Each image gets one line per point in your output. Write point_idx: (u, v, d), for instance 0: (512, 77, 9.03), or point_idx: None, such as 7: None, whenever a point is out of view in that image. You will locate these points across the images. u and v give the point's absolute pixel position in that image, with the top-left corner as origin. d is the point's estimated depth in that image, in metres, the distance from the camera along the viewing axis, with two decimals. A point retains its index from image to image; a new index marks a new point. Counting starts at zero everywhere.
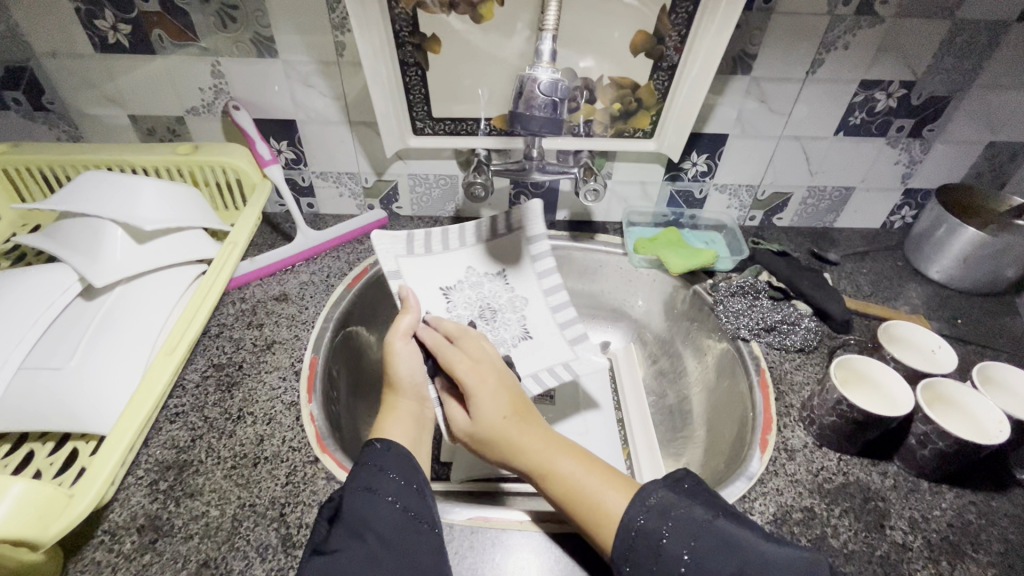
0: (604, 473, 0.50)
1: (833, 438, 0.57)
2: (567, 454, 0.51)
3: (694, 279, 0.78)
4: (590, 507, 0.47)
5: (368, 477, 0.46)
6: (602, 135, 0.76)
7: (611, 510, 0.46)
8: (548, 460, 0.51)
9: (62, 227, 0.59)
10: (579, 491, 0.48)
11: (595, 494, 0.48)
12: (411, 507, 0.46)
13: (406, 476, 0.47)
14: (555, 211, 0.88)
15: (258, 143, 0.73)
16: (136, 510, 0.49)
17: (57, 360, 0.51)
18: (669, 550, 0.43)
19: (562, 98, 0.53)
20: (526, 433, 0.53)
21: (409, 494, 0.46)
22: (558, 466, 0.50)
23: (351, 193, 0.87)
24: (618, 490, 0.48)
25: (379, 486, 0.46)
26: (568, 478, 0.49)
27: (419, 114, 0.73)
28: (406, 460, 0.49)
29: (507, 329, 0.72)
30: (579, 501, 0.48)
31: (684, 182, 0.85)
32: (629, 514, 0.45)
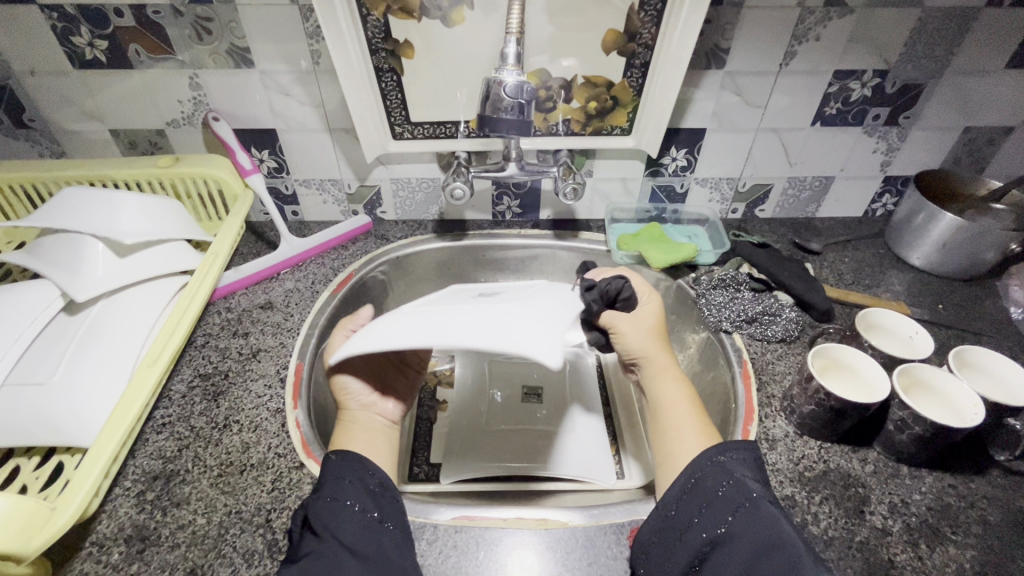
0: (701, 419, 0.55)
1: (813, 426, 0.58)
2: (682, 383, 0.59)
3: (677, 273, 0.79)
4: (675, 429, 0.55)
5: (333, 485, 0.47)
6: (580, 133, 0.76)
7: (689, 446, 0.53)
8: (664, 381, 0.60)
9: (43, 244, 0.60)
10: (678, 420, 0.55)
11: (688, 427, 0.54)
12: (377, 511, 0.47)
13: (371, 483, 0.48)
14: (538, 210, 0.89)
15: (239, 153, 0.74)
16: (124, 520, 0.50)
17: (41, 375, 0.51)
18: (710, 517, 0.45)
19: (528, 100, 0.54)
20: (667, 363, 0.62)
21: (373, 500, 0.47)
22: (671, 392, 0.58)
23: (334, 200, 0.87)
24: (700, 433, 0.54)
25: (346, 495, 0.47)
26: (676, 400, 0.57)
27: (397, 119, 0.74)
28: (367, 465, 0.50)
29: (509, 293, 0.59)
30: (674, 419, 0.56)
31: (665, 177, 0.85)
32: (690, 467, 0.48)
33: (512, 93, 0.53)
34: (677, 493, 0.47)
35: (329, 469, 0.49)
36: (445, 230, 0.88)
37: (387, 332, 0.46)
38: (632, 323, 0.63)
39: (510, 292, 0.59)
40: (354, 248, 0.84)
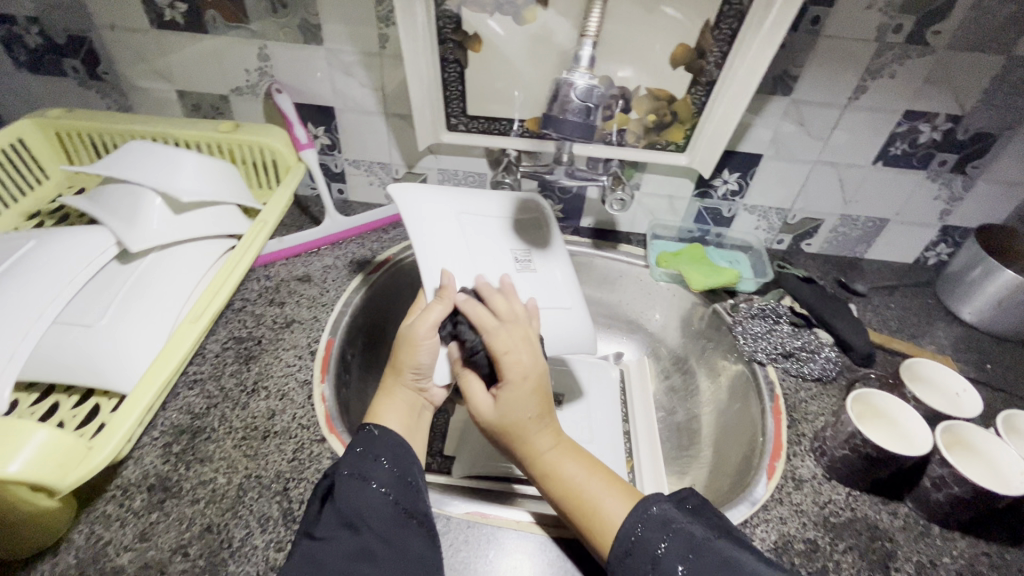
0: (609, 478, 0.51)
1: (841, 472, 0.56)
2: (573, 458, 0.53)
3: (714, 297, 0.77)
4: (590, 508, 0.48)
5: (363, 465, 0.47)
6: (633, 145, 0.76)
7: (613, 511, 0.48)
8: (553, 458, 0.52)
9: (105, 191, 0.61)
10: (581, 499, 0.49)
11: (596, 497, 0.49)
12: (402, 499, 0.47)
13: (400, 467, 0.48)
14: (580, 217, 0.89)
15: (297, 126, 0.75)
16: (148, 469, 0.51)
17: (89, 319, 0.53)
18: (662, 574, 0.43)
19: (597, 104, 0.53)
20: (538, 432, 0.53)
21: (400, 485, 0.47)
22: (563, 470, 0.52)
23: (380, 182, 0.88)
24: (619, 497, 0.49)
25: (372, 475, 0.47)
26: (571, 479, 0.51)
27: (454, 111, 0.74)
28: (401, 449, 0.50)
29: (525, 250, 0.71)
30: (580, 501, 0.49)
31: (713, 200, 0.84)
32: (627, 523, 0.46)
33: (582, 96, 0.53)
34: (622, 553, 0.45)
35: (365, 446, 0.49)
36: None
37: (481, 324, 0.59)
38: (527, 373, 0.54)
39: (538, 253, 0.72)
40: (394, 233, 0.85)
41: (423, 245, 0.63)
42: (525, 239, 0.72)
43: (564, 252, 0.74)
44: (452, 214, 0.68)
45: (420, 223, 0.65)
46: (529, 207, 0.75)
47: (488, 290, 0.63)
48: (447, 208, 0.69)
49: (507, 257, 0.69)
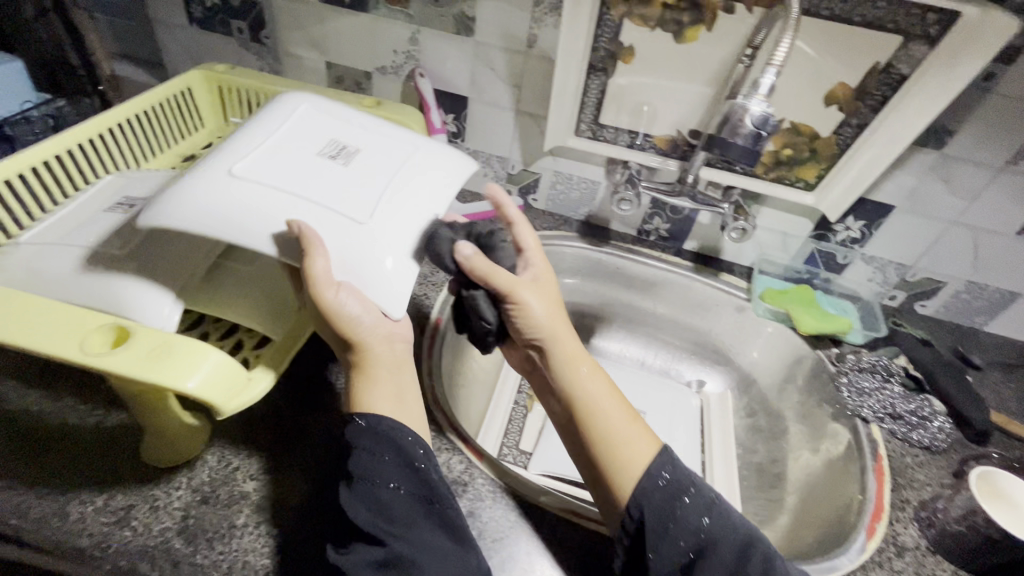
0: (631, 417, 0.54)
1: (952, 549, 0.53)
2: (599, 373, 0.57)
3: (818, 343, 0.76)
4: (619, 441, 0.52)
5: (365, 464, 0.45)
6: (759, 176, 0.75)
7: (639, 446, 0.51)
8: (571, 380, 0.56)
9: None
10: (605, 423, 0.53)
11: (620, 429, 0.53)
12: (415, 489, 0.45)
13: (404, 455, 0.46)
14: (684, 239, 0.88)
15: (434, 111, 0.81)
16: (272, 407, 0.55)
17: (243, 261, 0.57)
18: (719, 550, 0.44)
19: (767, 132, 0.56)
20: (558, 347, 0.57)
21: (411, 476, 0.46)
22: (586, 388, 0.56)
23: (494, 175, 0.90)
24: (643, 439, 0.52)
25: (382, 474, 0.45)
26: (594, 398, 0.55)
27: (586, 117, 0.75)
28: (391, 436, 0.47)
29: (310, 146, 0.50)
30: (601, 423, 0.53)
31: (830, 244, 0.81)
32: (654, 467, 0.49)
33: (756, 126, 0.56)
34: (671, 510, 0.46)
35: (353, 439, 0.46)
36: (588, 233, 0.90)
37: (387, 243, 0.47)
38: (530, 290, 0.55)
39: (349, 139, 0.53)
40: None
41: (256, 237, 0.44)
42: (317, 133, 0.52)
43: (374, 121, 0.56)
44: (222, 176, 0.46)
45: (227, 216, 0.44)
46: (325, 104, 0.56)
47: (360, 189, 0.48)
48: (215, 171, 0.47)
49: (320, 162, 0.49)
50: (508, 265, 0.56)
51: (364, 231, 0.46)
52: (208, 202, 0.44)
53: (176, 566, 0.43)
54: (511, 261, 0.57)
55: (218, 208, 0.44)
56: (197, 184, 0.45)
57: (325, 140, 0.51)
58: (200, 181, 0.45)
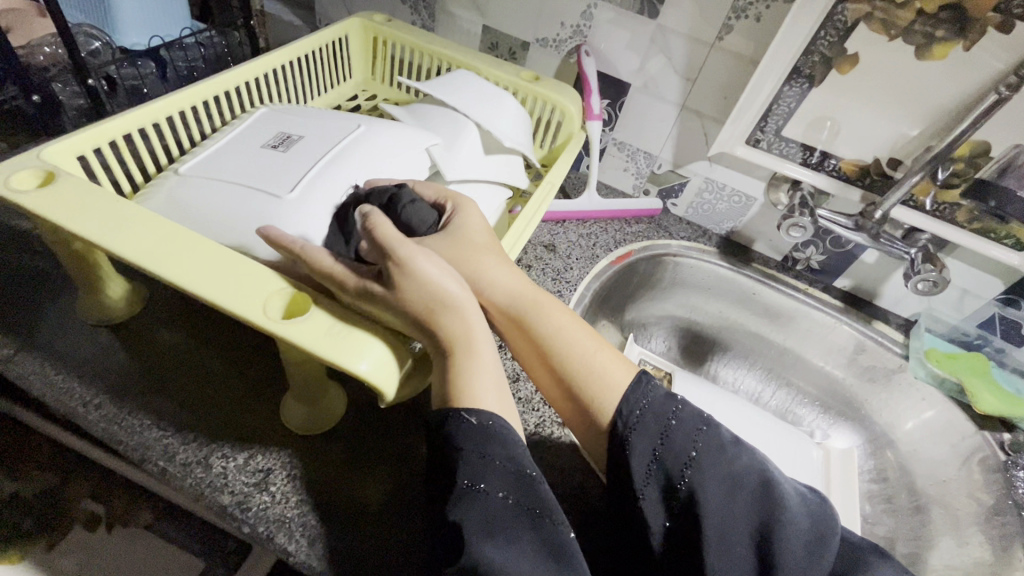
0: (598, 343, 0.48)
1: None
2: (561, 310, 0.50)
3: (986, 423, 0.67)
4: (585, 371, 0.46)
5: (469, 469, 0.37)
6: (959, 224, 0.65)
7: (612, 376, 0.46)
8: (527, 312, 0.49)
9: (426, 109, 0.63)
10: (573, 354, 0.47)
11: (588, 361, 0.46)
12: (524, 501, 0.37)
13: (513, 461, 0.38)
14: (836, 276, 0.79)
15: (595, 96, 0.73)
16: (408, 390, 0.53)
17: None
18: (728, 488, 0.38)
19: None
20: (498, 292, 0.49)
21: (521, 486, 0.38)
22: (540, 325, 0.49)
23: (635, 172, 0.84)
24: (612, 363, 0.47)
25: (487, 481, 0.37)
26: (549, 335, 0.48)
27: (767, 126, 0.68)
28: (493, 436, 0.39)
29: (268, 140, 0.54)
30: (572, 365, 0.47)
31: (1019, 312, 0.70)
32: (631, 394, 0.43)
33: None
34: (656, 443, 0.40)
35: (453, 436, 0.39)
36: (728, 250, 0.82)
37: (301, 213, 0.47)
38: (449, 244, 0.48)
39: (311, 134, 0.55)
40: (635, 227, 0.81)
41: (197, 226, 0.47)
42: (283, 128, 0.56)
43: (340, 116, 0.58)
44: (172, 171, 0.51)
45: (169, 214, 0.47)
46: (283, 108, 0.61)
47: (290, 172, 0.50)
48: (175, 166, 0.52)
49: (261, 151, 0.53)
50: (424, 229, 0.49)
51: (286, 202, 0.47)
52: (173, 199, 0.48)
53: (312, 544, 0.42)
54: (428, 217, 0.49)
55: (163, 206, 0.48)
56: (168, 185, 0.50)
57: (274, 134, 0.55)
58: (169, 181, 0.50)
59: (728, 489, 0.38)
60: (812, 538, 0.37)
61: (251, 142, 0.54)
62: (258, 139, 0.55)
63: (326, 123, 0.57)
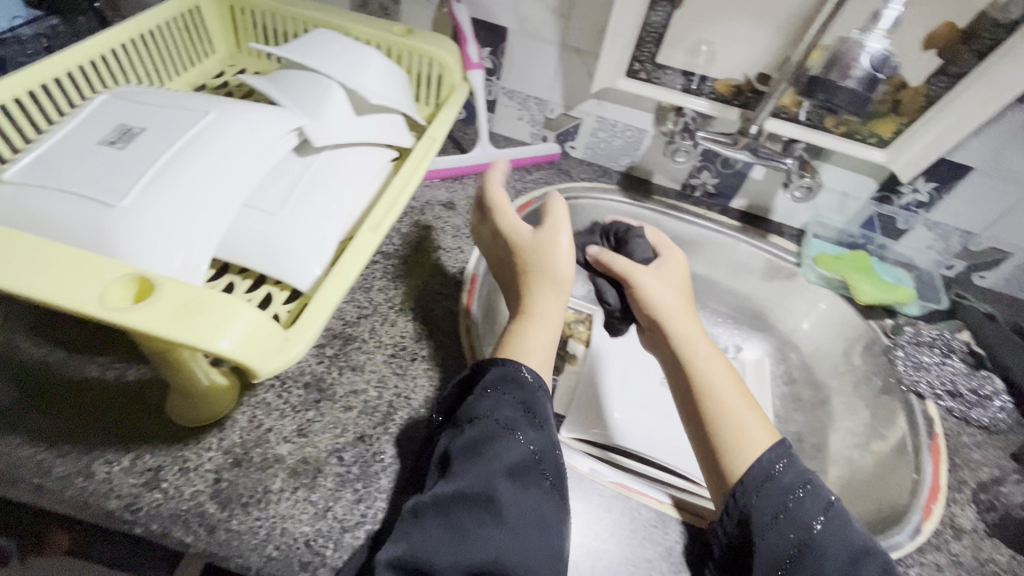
0: (755, 409, 0.51)
1: (1016, 534, 0.51)
2: (722, 364, 0.55)
3: (872, 313, 0.72)
4: (736, 423, 0.49)
5: (506, 415, 0.45)
6: (829, 130, 0.68)
7: (752, 430, 0.49)
8: (695, 362, 0.55)
9: (286, 76, 0.59)
10: (732, 412, 0.50)
11: (741, 418, 0.50)
12: (538, 447, 0.44)
13: (533, 411, 0.46)
14: (732, 197, 0.82)
15: (471, 44, 0.71)
16: (304, 366, 0.51)
17: (270, 207, 0.51)
18: (798, 519, 0.43)
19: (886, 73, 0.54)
20: (676, 326, 0.57)
21: (539, 439, 0.45)
22: (715, 367, 0.54)
23: (530, 119, 0.83)
24: (758, 422, 0.50)
25: (518, 428, 0.44)
26: (717, 378, 0.53)
27: (643, 55, 0.68)
28: (534, 399, 0.47)
29: (106, 135, 0.49)
30: (726, 407, 0.51)
31: (892, 207, 0.75)
32: (769, 456, 0.46)
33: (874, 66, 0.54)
34: (758, 479, 0.45)
35: (498, 388, 0.47)
36: (629, 185, 0.84)
37: (148, 218, 0.43)
38: (656, 282, 0.60)
39: (156, 124, 0.50)
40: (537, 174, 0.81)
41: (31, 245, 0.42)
42: (123, 120, 0.50)
43: (188, 99, 0.53)
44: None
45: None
46: (128, 92, 0.55)
47: (132, 174, 0.45)
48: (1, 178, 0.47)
49: (98, 150, 0.47)
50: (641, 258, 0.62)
51: (126, 209, 0.43)
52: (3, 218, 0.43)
53: (212, 531, 0.41)
54: (646, 252, 0.62)
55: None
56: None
57: (112, 128, 0.50)
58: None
59: (852, 538, 0.42)
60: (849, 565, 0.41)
61: (88, 140, 0.48)
62: (94, 134, 0.49)
63: (172, 109, 0.51)
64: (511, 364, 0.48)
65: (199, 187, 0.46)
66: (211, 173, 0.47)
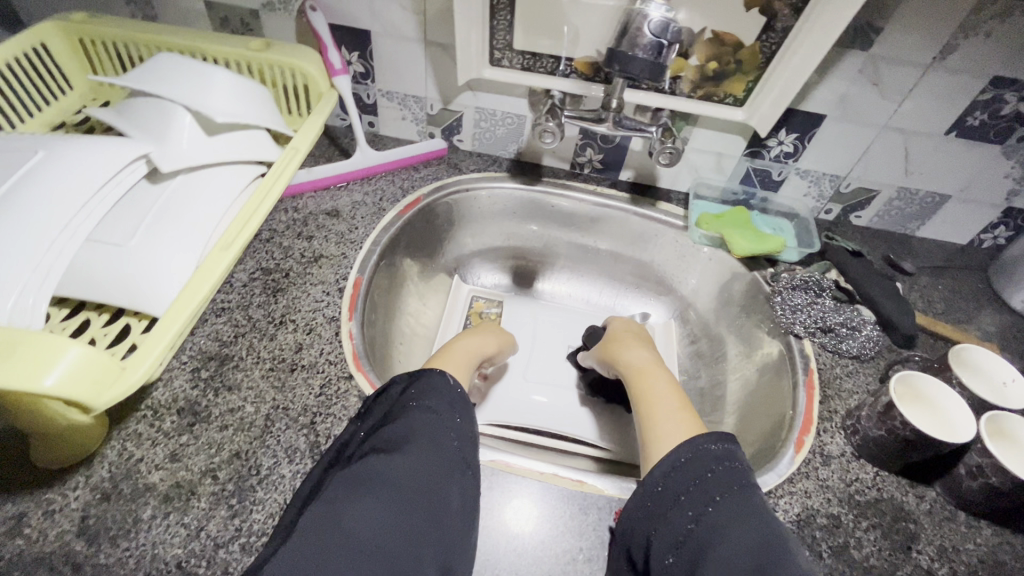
0: (684, 407, 0.53)
1: (873, 451, 0.55)
2: (668, 378, 0.58)
3: (755, 265, 0.75)
4: (661, 421, 0.51)
5: (423, 389, 0.47)
6: (687, 95, 0.71)
7: (673, 428, 0.50)
8: (643, 377, 0.59)
9: (132, 105, 0.59)
10: (658, 409, 0.53)
11: (669, 414, 0.52)
12: (458, 432, 0.46)
13: (458, 406, 0.48)
14: (619, 169, 0.84)
15: (332, 50, 0.70)
16: (177, 392, 0.51)
17: (117, 238, 0.51)
18: (699, 491, 0.42)
19: (670, 41, 0.53)
20: (634, 361, 0.63)
21: (457, 424, 0.46)
22: (657, 382, 0.57)
23: (413, 118, 0.84)
24: (682, 420, 0.51)
25: (432, 403, 0.46)
26: (659, 390, 0.56)
27: (500, 43, 0.69)
28: (464, 402, 0.48)
29: None
30: (654, 410, 0.53)
31: (764, 161, 0.79)
32: (679, 448, 0.46)
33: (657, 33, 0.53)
34: (667, 468, 0.45)
35: (430, 386, 0.48)
36: (519, 171, 0.85)
37: None
38: (623, 334, 0.70)
39: None
40: (425, 171, 0.82)
41: None
42: None
43: (22, 141, 0.52)
44: None
45: None
46: None
47: None
48: None
49: None
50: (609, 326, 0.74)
51: None
52: None
53: (77, 569, 0.41)
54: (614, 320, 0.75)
55: None
56: None
57: None
58: None
59: (745, 494, 0.42)
60: (751, 547, 0.38)
61: None
62: None
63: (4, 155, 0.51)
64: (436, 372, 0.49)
65: (33, 229, 0.46)
66: (46, 211, 0.47)
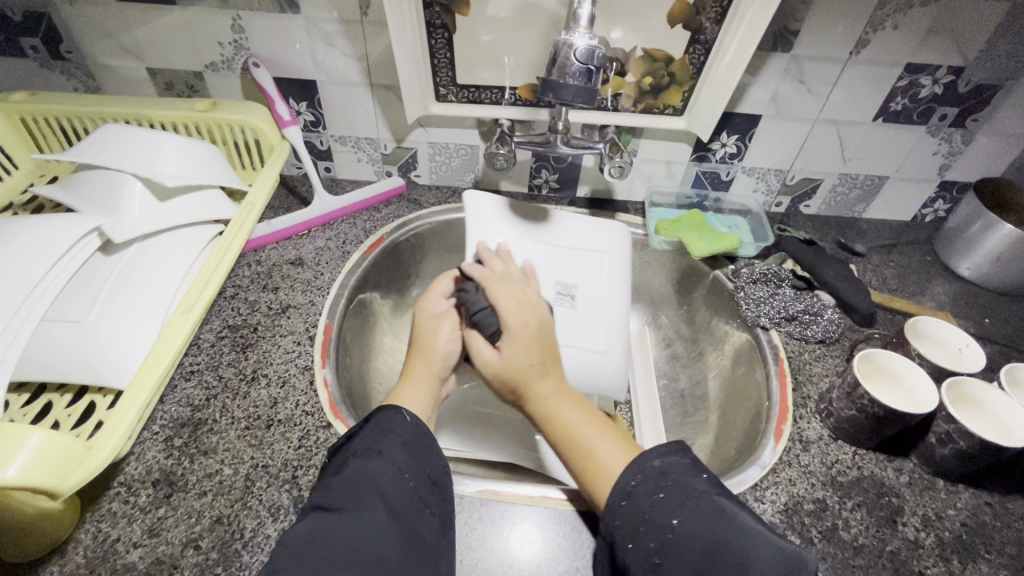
0: (616, 437, 0.50)
1: (849, 432, 0.56)
2: (575, 405, 0.52)
3: (715, 263, 0.77)
4: (589, 461, 0.48)
5: (374, 438, 0.46)
6: (629, 110, 0.73)
7: (611, 467, 0.47)
8: (556, 414, 0.52)
9: (80, 179, 0.58)
10: (585, 448, 0.49)
11: (599, 458, 0.48)
12: (411, 475, 0.45)
13: (415, 447, 0.47)
14: (576, 187, 0.87)
15: (278, 103, 0.71)
16: (151, 464, 0.50)
17: (75, 314, 0.50)
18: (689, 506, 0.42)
19: (597, 66, 0.56)
20: (543, 388, 0.53)
21: (414, 466, 0.45)
22: (564, 416, 0.51)
23: (369, 159, 0.85)
24: (618, 450, 0.48)
25: (383, 450, 0.45)
26: (575, 427, 0.50)
27: (443, 80, 0.72)
28: (433, 449, 0.47)
29: None
30: (580, 458, 0.49)
31: (711, 163, 0.82)
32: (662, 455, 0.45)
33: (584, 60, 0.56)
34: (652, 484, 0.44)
35: (383, 428, 0.47)
36: None
37: None
38: (514, 350, 0.53)
39: None
40: (385, 210, 0.82)
41: None
42: None
43: None
44: None
45: None
46: None
47: None
48: None
49: None
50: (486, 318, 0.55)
51: None
52: None
53: None
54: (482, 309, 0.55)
55: None
56: None
57: None
58: None
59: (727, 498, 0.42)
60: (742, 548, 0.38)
61: None
62: None
63: None
64: (386, 411, 0.48)
65: None
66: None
